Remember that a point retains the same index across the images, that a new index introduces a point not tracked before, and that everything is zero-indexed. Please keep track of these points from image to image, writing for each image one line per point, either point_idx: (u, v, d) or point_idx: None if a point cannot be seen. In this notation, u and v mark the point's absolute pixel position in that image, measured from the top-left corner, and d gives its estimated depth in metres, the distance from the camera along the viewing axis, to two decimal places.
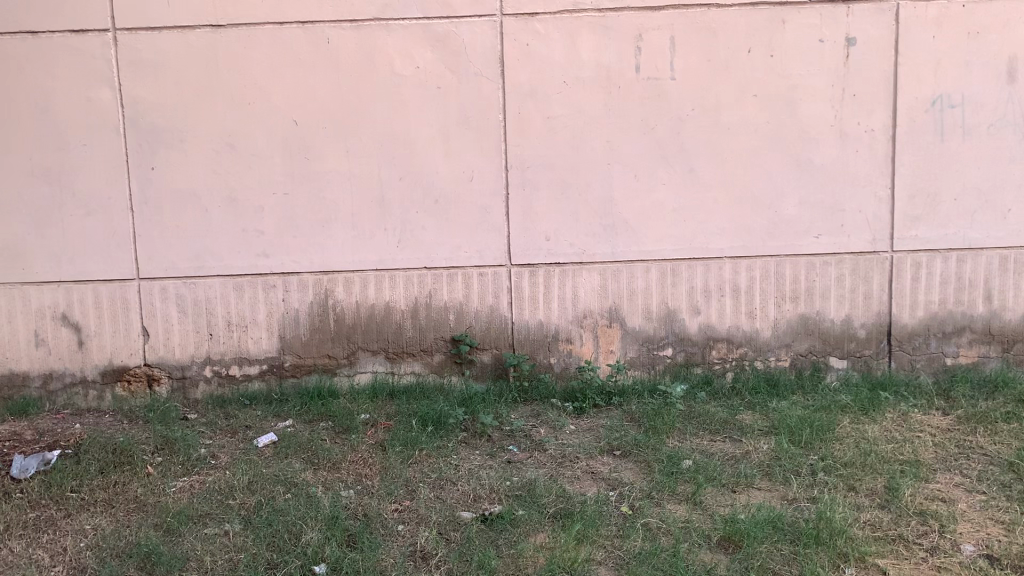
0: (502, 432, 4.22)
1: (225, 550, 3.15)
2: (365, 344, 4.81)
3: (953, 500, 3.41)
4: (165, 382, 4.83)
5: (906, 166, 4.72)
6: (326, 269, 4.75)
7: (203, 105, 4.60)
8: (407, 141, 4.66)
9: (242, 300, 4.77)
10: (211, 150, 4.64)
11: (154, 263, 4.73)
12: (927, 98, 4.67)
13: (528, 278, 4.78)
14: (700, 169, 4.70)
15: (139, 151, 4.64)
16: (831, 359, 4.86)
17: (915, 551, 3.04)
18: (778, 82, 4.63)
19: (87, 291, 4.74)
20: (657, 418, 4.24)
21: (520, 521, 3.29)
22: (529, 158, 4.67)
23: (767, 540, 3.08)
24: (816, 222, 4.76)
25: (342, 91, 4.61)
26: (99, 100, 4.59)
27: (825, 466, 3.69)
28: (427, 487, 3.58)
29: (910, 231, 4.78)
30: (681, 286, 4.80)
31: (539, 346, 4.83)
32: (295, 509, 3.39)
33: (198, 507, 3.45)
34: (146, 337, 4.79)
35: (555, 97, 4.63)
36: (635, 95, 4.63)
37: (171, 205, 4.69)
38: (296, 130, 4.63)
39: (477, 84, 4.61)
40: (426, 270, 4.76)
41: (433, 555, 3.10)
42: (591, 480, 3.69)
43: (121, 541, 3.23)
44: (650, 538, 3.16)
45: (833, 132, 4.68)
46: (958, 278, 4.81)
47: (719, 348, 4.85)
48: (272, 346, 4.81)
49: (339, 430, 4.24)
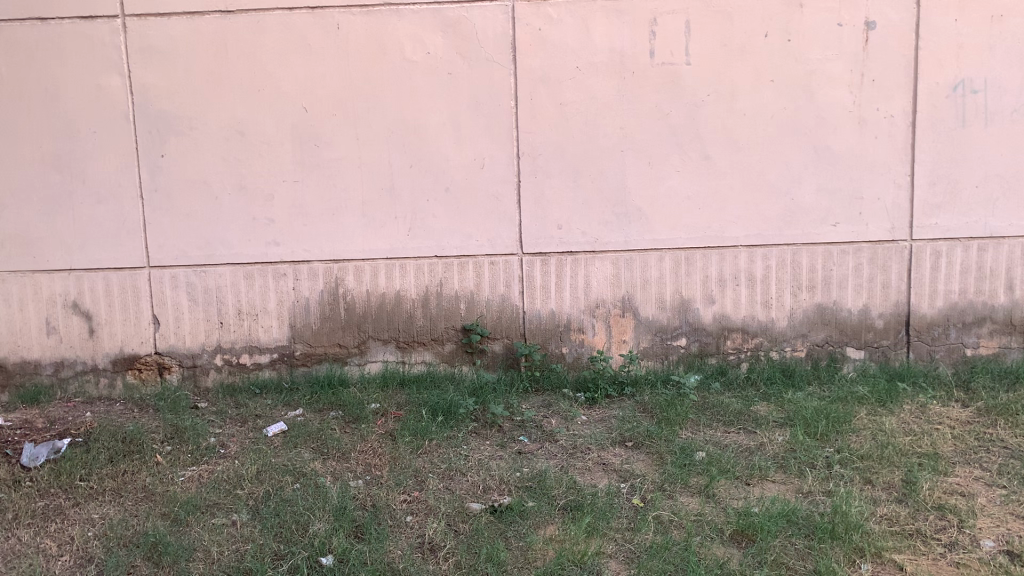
0: (513, 423, 4.17)
1: (232, 540, 3.13)
2: (376, 333, 4.78)
3: (973, 495, 3.33)
4: (176, 371, 4.82)
5: (926, 152, 4.63)
6: (337, 257, 4.71)
7: (212, 92, 4.57)
8: (418, 128, 4.60)
9: (252, 288, 4.74)
10: (221, 138, 4.60)
11: (165, 251, 4.71)
12: (948, 83, 4.56)
13: (540, 267, 4.72)
14: (716, 156, 4.62)
15: (149, 139, 4.61)
16: (849, 349, 4.79)
17: (933, 547, 2.98)
18: (796, 67, 4.54)
19: (98, 279, 4.73)
20: (670, 409, 4.19)
21: (529, 513, 3.24)
22: (541, 145, 4.61)
23: (781, 534, 3.03)
24: (834, 210, 4.67)
25: (352, 77, 4.56)
26: (109, 87, 4.56)
27: (841, 459, 3.63)
28: (436, 478, 3.55)
29: (930, 219, 4.68)
30: (696, 275, 4.73)
31: (551, 335, 4.78)
32: (303, 499, 3.36)
33: (206, 497, 3.43)
34: (157, 325, 4.78)
35: (567, 83, 4.56)
36: (649, 81, 4.55)
37: (181, 193, 4.66)
38: (306, 117, 4.59)
39: (489, 70, 4.55)
40: (437, 259, 4.71)
41: (441, 547, 3.06)
42: (603, 471, 3.64)
43: (129, 530, 3.22)
44: (662, 531, 3.10)
45: (852, 118, 4.59)
46: (979, 267, 4.71)
47: (734, 338, 4.78)
48: (283, 334, 4.79)
49: (349, 419, 4.21)
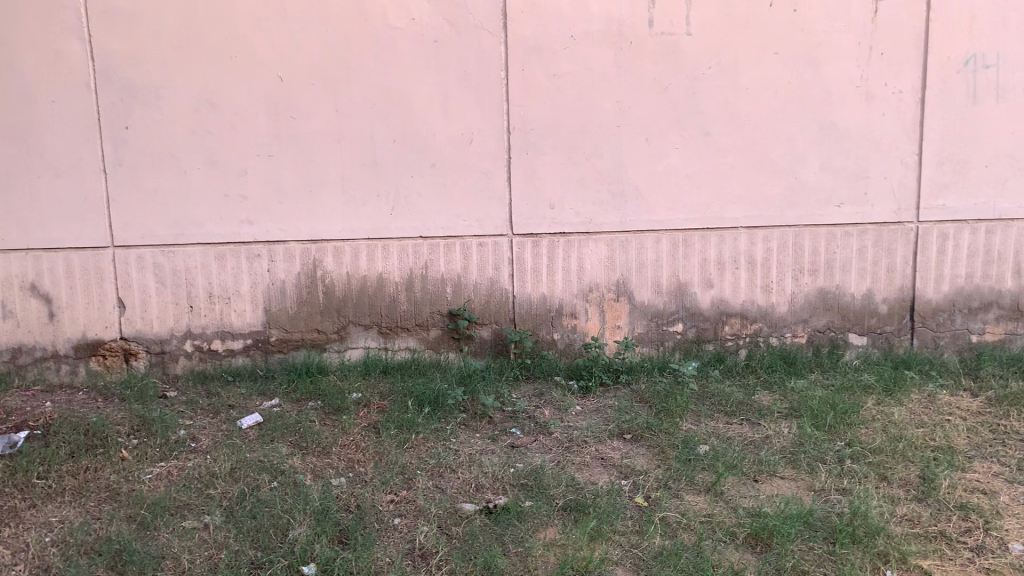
0: (503, 414, 3.94)
1: (205, 546, 2.87)
2: (356, 317, 4.52)
3: (995, 493, 3.16)
4: (143, 357, 4.53)
5: (935, 130, 4.43)
6: (315, 238, 4.43)
7: (180, 59, 4.24)
8: (402, 100, 4.32)
9: (224, 270, 4.46)
10: (190, 109, 4.29)
11: (130, 230, 4.40)
12: (959, 57, 4.36)
13: (531, 249, 4.48)
14: (717, 133, 4.39)
15: (112, 109, 4.28)
16: (850, 335, 4.61)
17: (960, 551, 2.79)
18: (801, 38, 4.31)
19: (58, 259, 4.41)
20: (670, 399, 3.97)
21: (527, 515, 3.02)
22: (533, 120, 4.35)
23: (798, 538, 2.84)
24: (838, 190, 4.47)
25: (331, 44, 4.26)
26: (67, 52, 4.22)
27: (854, 453, 3.44)
28: (425, 475, 3.31)
29: (937, 200, 4.50)
30: (694, 257, 4.51)
31: (542, 320, 4.55)
32: (281, 501, 3.11)
33: (175, 497, 3.16)
34: (122, 309, 4.48)
35: (562, 54, 4.29)
36: (647, 52, 4.30)
37: (147, 167, 4.34)
38: (282, 88, 4.29)
39: (478, 38, 4.27)
40: (422, 240, 4.45)
41: (433, 553, 2.82)
42: (602, 467, 3.42)
43: (91, 535, 2.94)
44: (670, 535, 2.89)
45: (859, 93, 4.37)
46: (987, 251, 4.55)
47: (732, 324, 4.58)
48: (257, 319, 4.51)
49: (329, 410, 3.96)
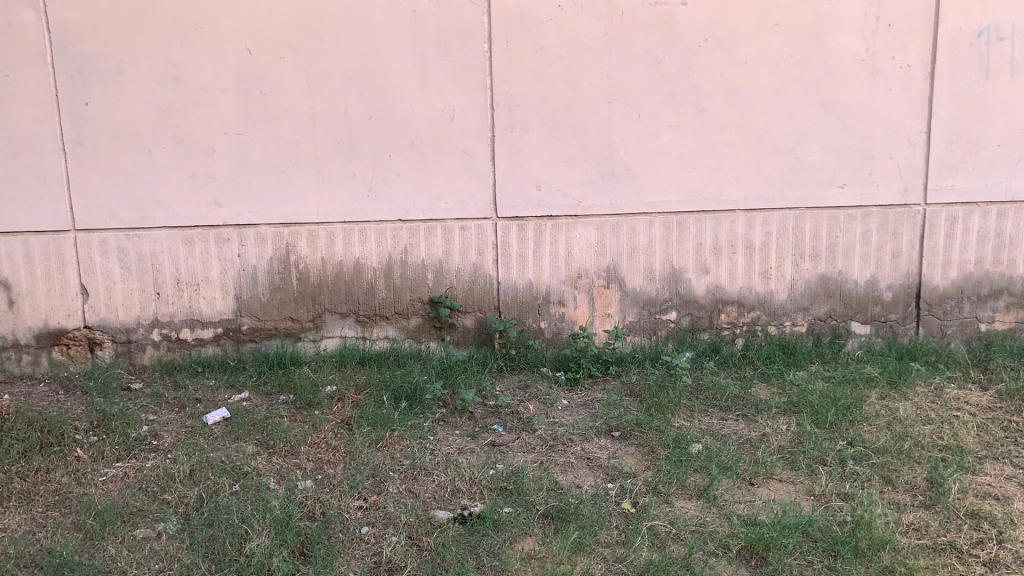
0: (485, 409, 3.72)
1: (155, 559, 2.66)
2: (333, 305, 4.29)
3: (1008, 498, 2.95)
4: (109, 347, 4.30)
5: (945, 107, 4.18)
6: (288, 221, 4.19)
7: (142, 29, 3.97)
8: (378, 73, 4.06)
9: (192, 255, 4.22)
10: (153, 83, 4.03)
11: (92, 212, 4.16)
12: (972, 29, 4.09)
13: (517, 233, 4.23)
14: (713, 109, 4.13)
15: (70, 83, 4.02)
16: (853, 324, 4.38)
17: (971, 565, 2.59)
18: (804, 8, 4.04)
19: (16, 244, 4.16)
20: (661, 394, 3.74)
21: (505, 523, 2.80)
22: (518, 95, 4.09)
23: (796, 552, 2.63)
24: (841, 170, 4.22)
25: (303, 14, 3.99)
26: (21, 23, 3.94)
27: (856, 453, 3.22)
28: (398, 478, 3.09)
29: (946, 181, 4.25)
30: (689, 241, 4.27)
31: (528, 308, 4.32)
32: (241, 507, 2.89)
33: (128, 503, 2.94)
34: (86, 296, 4.24)
35: (548, 25, 4.02)
36: (640, 23, 4.03)
37: (108, 146, 4.09)
38: (250, 61, 4.03)
39: (459, 8, 4.00)
40: (401, 223, 4.20)
41: (401, 568, 2.62)
42: (588, 469, 3.20)
43: (33, 546, 2.73)
44: (658, 546, 2.69)
45: (865, 67, 4.11)
46: (998, 235, 4.31)
47: (729, 312, 4.35)
48: (227, 307, 4.28)
49: (300, 404, 3.73)
